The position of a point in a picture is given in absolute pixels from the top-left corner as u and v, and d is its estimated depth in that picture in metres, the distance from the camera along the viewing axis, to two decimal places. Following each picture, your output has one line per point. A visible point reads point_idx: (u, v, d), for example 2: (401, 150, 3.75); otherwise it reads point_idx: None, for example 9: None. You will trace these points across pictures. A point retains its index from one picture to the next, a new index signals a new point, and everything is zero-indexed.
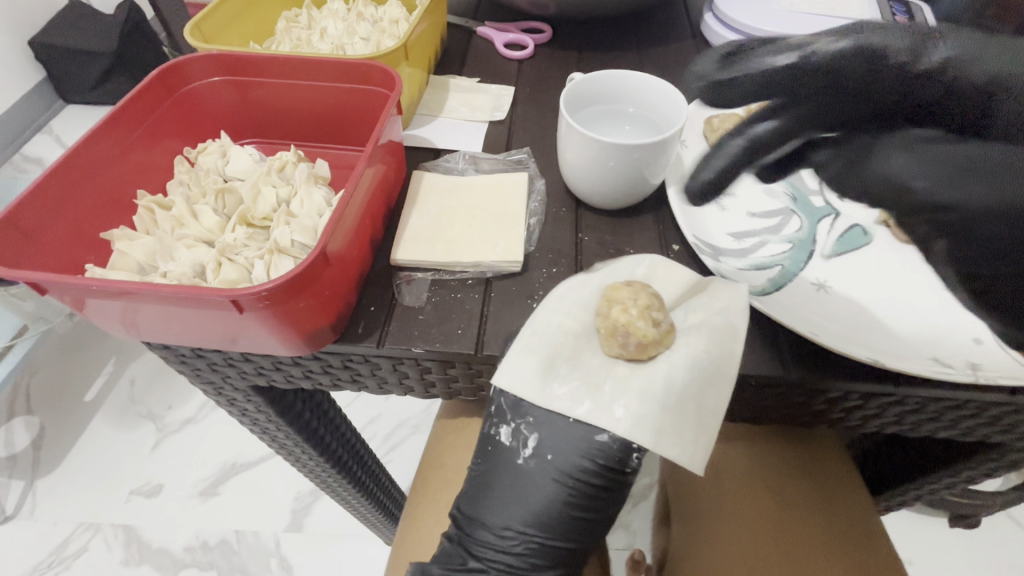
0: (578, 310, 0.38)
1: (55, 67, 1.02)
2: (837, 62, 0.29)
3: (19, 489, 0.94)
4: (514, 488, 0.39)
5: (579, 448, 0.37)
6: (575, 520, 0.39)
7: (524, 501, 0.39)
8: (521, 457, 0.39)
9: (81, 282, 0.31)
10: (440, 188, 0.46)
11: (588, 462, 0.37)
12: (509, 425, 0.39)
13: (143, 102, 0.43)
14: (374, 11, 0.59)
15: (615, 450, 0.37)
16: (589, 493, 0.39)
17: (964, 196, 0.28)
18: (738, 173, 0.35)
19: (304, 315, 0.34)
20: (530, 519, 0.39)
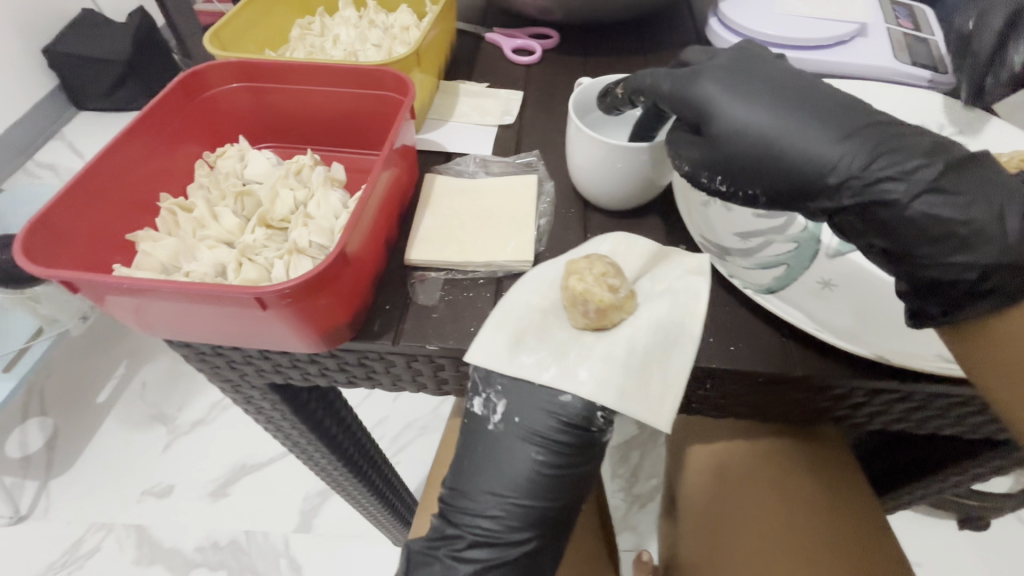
0: (549, 289, 0.40)
1: (70, 75, 1.05)
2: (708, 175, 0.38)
3: (33, 489, 0.95)
4: (489, 456, 0.39)
5: (547, 409, 0.38)
6: (552, 487, 0.39)
7: (496, 468, 0.39)
8: (491, 423, 0.39)
9: (110, 281, 0.32)
10: (452, 190, 0.47)
11: (555, 424, 0.38)
12: (480, 394, 0.39)
13: (166, 107, 0.44)
14: (385, 18, 0.61)
15: (579, 409, 0.38)
16: (560, 456, 0.39)
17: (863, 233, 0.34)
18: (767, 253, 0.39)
19: (323, 313, 0.35)
20: (508, 487, 0.39)
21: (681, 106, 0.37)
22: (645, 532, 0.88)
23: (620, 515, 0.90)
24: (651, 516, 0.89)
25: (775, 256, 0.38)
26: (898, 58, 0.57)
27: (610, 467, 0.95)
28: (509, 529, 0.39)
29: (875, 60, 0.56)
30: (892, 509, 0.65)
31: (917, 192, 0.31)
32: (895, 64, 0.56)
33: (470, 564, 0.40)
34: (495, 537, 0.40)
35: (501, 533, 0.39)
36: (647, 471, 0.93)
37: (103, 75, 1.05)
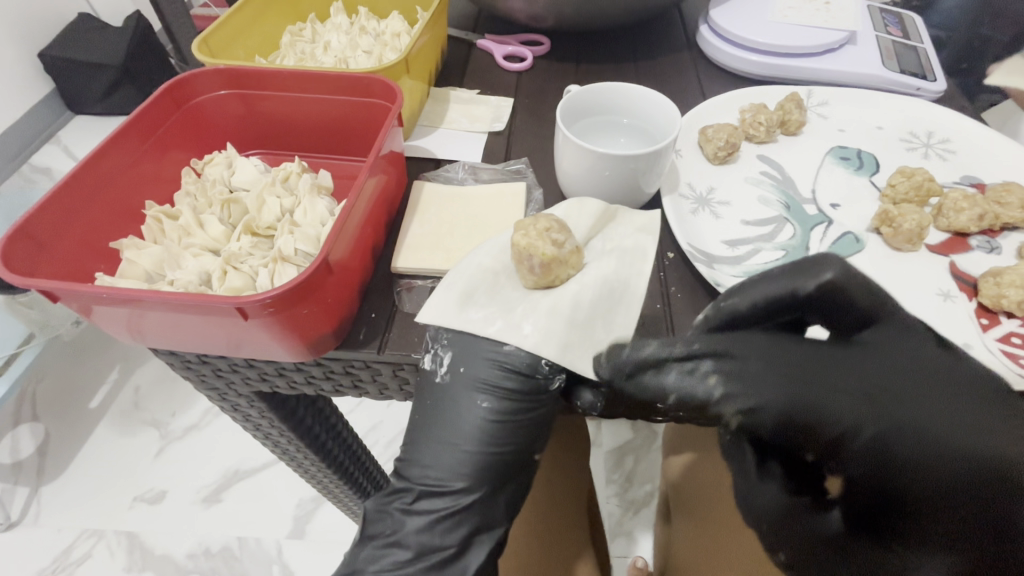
0: (501, 252, 0.40)
1: (63, 79, 1.05)
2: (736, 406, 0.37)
3: (24, 496, 0.95)
4: (435, 408, 0.38)
5: (493, 359, 0.37)
6: (505, 439, 0.38)
7: (442, 421, 0.38)
8: (437, 377, 0.38)
9: (91, 291, 0.32)
10: (440, 198, 0.47)
11: (501, 374, 0.37)
12: (428, 350, 0.38)
13: (152, 115, 0.44)
14: (376, 24, 0.61)
15: (524, 358, 0.37)
16: (510, 408, 0.37)
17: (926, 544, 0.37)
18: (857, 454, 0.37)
19: (307, 322, 0.35)
20: (457, 436, 0.38)
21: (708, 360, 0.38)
22: (639, 538, 0.87)
23: (614, 521, 0.89)
24: (646, 521, 0.88)
25: (763, 264, 0.43)
26: (887, 65, 0.57)
27: (605, 472, 0.94)
28: (459, 478, 0.38)
29: (864, 68, 0.57)
30: None
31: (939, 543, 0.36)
32: (884, 73, 0.56)
33: (419, 515, 0.39)
34: (445, 487, 0.38)
35: (450, 482, 0.38)
36: (642, 477, 0.93)
37: (97, 80, 1.05)
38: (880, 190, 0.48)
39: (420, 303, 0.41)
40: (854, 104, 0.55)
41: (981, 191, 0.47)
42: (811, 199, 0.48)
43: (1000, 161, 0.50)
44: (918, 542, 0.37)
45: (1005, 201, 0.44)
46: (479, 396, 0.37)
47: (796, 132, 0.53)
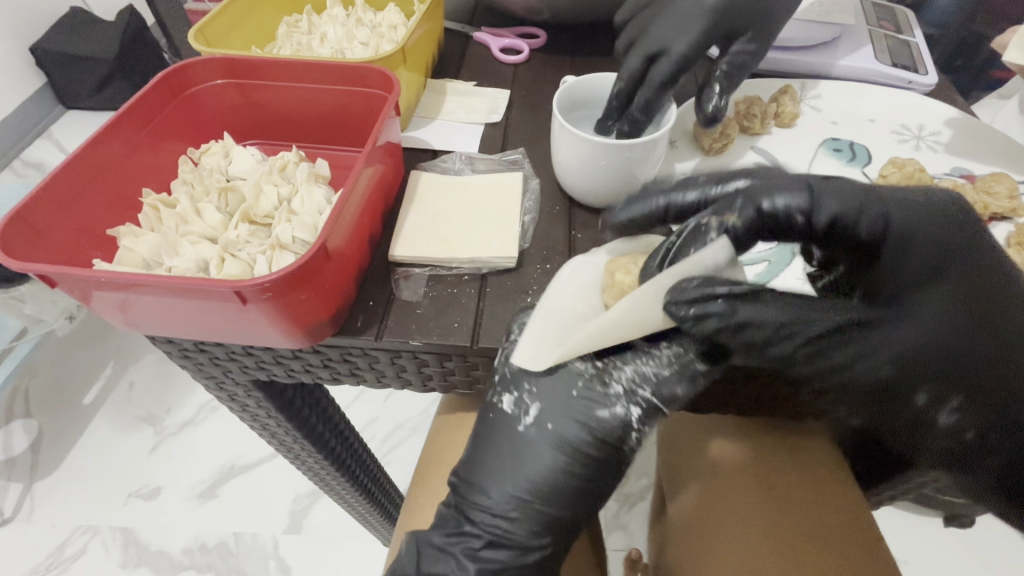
0: (586, 293, 0.39)
1: (55, 73, 1.04)
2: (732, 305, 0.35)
3: (17, 492, 0.94)
4: (516, 459, 0.38)
5: (582, 422, 0.37)
6: (582, 490, 0.39)
7: (520, 469, 0.38)
8: (521, 424, 0.39)
9: (88, 275, 0.32)
10: (437, 187, 0.47)
11: (587, 436, 0.37)
12: (511, 393, 0.39)
13: (150, 103, 0.44)
14: (372, 17, 0.61)
15: (615, 426, 0.37)
16: (588, 467, 0.38)
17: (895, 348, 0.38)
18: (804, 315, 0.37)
19: (305, 307, 0.35)
20: (529, 488, 0.38)
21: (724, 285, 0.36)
22: (634, 531, 0.87)
23: (611, 514, 0.90)
24: (641, 515, 0.89)
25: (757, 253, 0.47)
26: (879, 59, 0.58)
27: None
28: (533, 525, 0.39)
29: (856, 62, 0.57)
30: (876, 504, 0.63)
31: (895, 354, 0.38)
32: (876, 64, 0.57)
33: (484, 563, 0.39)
34: (507, 539, 0.39)
35: (518, 536, 0.39)
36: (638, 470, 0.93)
37: (89, 74, 1.04)
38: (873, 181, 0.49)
39: (418, 292, 0.41)
40: (847, 97, 0.56)
41: (971, 181, 0.48)
42: None
43: (988, 152, 0.51)
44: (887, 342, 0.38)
45: (993, 191, 0.45)
46: (560, 455, 0.38)
47: (790, 124, 0.54)
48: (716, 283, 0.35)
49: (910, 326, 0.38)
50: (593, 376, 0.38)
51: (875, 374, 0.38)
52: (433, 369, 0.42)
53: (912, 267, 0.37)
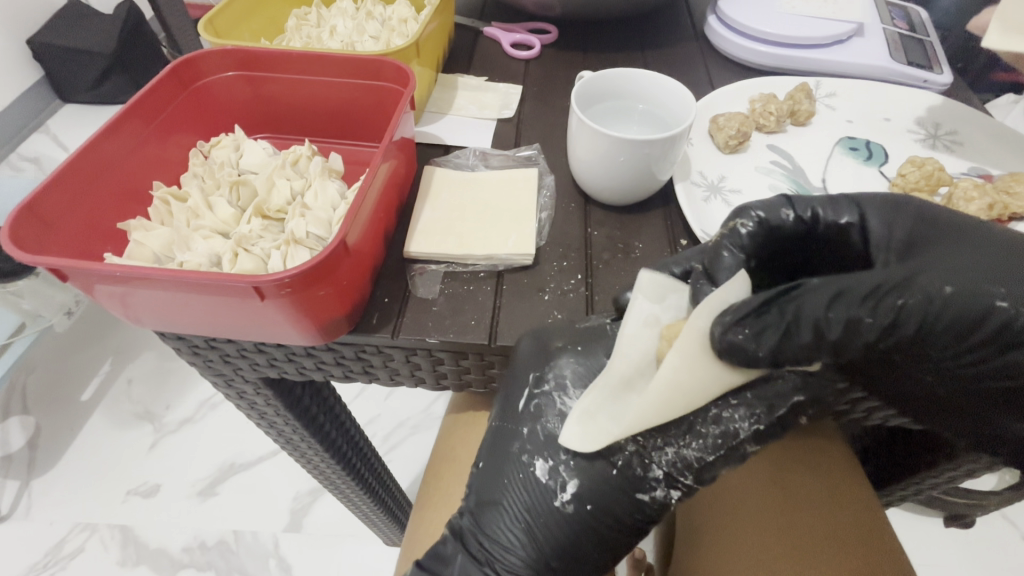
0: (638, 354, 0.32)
1: (53, 65, 1.02)
2: (785, 314, 0.30)
3: (14, 489, 0.93)
4: (547, 531, 0.36)
5: (624, 503, 0.35)
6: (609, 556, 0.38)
7: (550, 535, 0.36)
8: (558, 499, 0.36)
9: (101, 269, 0.31)
10: (451, 183, 0.46)
11: (630, 517, 0.36)
12: (548, 460, 0.36)
13: (159, 95, 0.43)
14: (382, 10, 0.60)
15: (657, 509, 0.36)
16: (622, 538, 0.37)
17: (941, 288, 0.31)
18: (845, 292, 0.30)
19: (322, 304, 0.34)
20: (552, 547, 0.37)
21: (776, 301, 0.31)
22: None
23: None
24: None
25: None
26: (894, 58, 0.58)
27: None
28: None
29: (872, 61, 0.57)
30: (887, 504, 0.62)
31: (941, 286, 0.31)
32: (891, 63, 0.56)
33: None
34: None
35: None
36: None
37: (89, 66, 1.03)
38: (890, 181, 0.49)
39: (434, 290, 0.41)
40: (861, 96, 0.56)
41: (989, 181, 0.48)
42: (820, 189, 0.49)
43: (1003, 152, 0.50)
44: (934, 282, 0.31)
45: (1013, 191, 0.45)
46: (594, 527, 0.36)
47: (805, 122, 0.53)
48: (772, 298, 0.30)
49: (951, 256, 0.33)
50: (634, 454, 0.35)
51: (938, 300, 0.31)
52: (449, 369, 0.42)
53: (896, 240, 0.36)
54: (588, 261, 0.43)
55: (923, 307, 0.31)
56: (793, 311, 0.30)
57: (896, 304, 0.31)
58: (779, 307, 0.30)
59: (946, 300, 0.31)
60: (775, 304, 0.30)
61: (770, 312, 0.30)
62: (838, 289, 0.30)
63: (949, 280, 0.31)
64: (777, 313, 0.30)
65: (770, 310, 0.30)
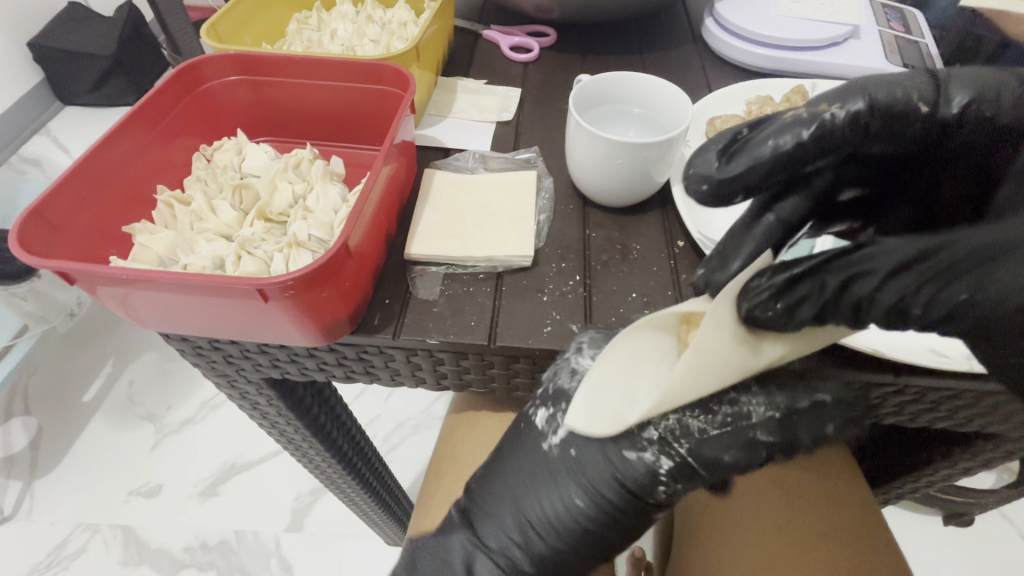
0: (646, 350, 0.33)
1: (54, 69, 1.03)
2: (829, 283, 0.28)
3: (17, 489, 0.94)
4: (532, 481, 0.37)
5: (609, 466, 0.35)
6: (599, 542, 0.37)
7: (533, 489, 0.37)
8: (548, 443, 0.37)
9: (108, 272, 0.32)
10: (451, 186, 0.47)
11: (613, 487, 0.35)
12: (547, 408, 0.38)
13: (163, 99, 0.44)
14: (382, 14, 0.61)
15: (642, 479, 0.34)
16: (604, 513, 0.36)
17: (1016, 283, 0.27)
18: (893, 274, 0.28)
19: (324, 305, 0.35)
20: (532, 511, 0.37)
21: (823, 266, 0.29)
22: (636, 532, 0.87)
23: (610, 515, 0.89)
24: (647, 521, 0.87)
25: None
26: (889, 59, 0.58)
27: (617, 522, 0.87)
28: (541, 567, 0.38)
29: (866, 62, 0.57)
30: (882, 502, 0.63)
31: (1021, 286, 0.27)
32: (887, 66, 0.57)
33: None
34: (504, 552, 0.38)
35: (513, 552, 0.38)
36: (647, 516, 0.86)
37: (89, 70, 1.03)
38: None
39: (434, 292, 0.41)
40: None
41: None
42: None
43: None
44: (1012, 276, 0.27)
45: None
46: (575, 492, 0.36)
47: None
48: (813, 266, 0.28)
49: None
50: None
51: (1015, 301, 0.27)
52: (450, 368, 0.42)
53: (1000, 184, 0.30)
54: (587, 262, 0.43)
55: (980, 304, 0.28)
56: (839, 283, 0.28)
57: (957, 297, 0.28)
58: (827, 275, 0.28)
59: (1021, 300, 0.27)
60: (823, 270, 0.28)
61: (817, 283, 0.28)
62: (886, 263, 0.28)
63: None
64: (821, 283, 0.28)
65: (818, 279, 0.28)
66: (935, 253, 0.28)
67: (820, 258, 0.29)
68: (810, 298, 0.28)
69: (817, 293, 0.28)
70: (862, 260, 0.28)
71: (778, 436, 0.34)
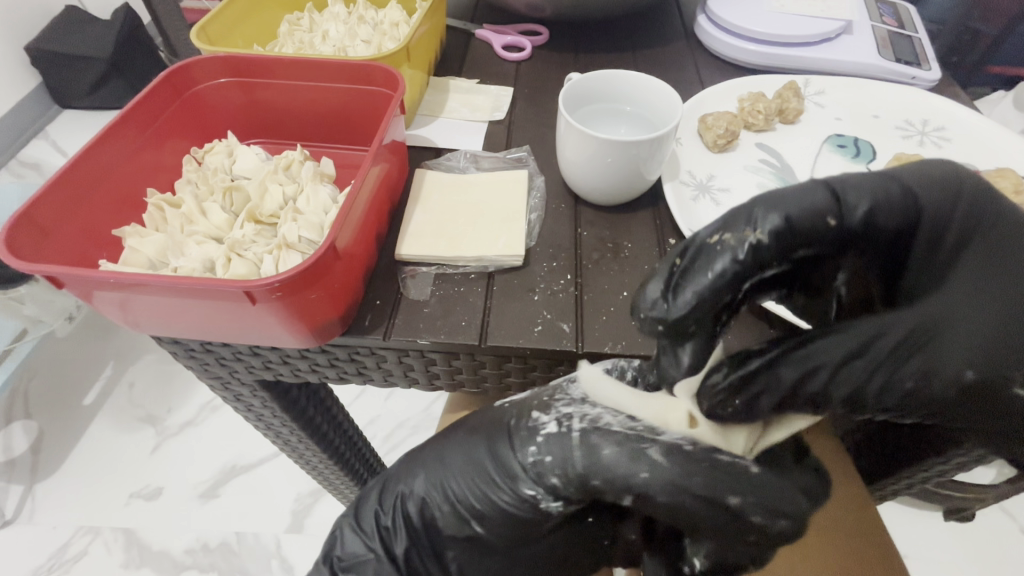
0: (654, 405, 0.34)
1: (52, 72, 1.03)
2: (783, 377, 0.29)
3: (18, 493, 0.94)
4: (456, 434, 0.42)
5: (510, 429, 0.39)
6: (465, 502, 0.39)
7: (454, 440, 0.42)
8: (499, 400, 0.42)
9: (95, 275, 0.31)
10: (443, 185, 0.47)
11: (506, 445, 0.38)
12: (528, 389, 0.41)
13: (153, 102, 0.44)
14: (374, 14, 0.61)
15: (527, 439, 0.37)
16: (486, 471, 0.38)
17: (952, 356, 0.28)
18: (846, 370, 0.29)
19: (313, 307, 0.35)
20: (443, 456, 0.42)
21: (775, 362, 0.29)
22: None
23: None
24: None
25: None
26: (883, 54, 0.58)
27: None
28: (415, 512, 0.41)
29: (860, 57, 0.57)
30: (880, 499, 0.62)
31: (961, 363, 0.28)
32: (879, 61, 0.57)
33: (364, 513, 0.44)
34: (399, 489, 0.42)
35: (405, 492, 0.42)
36: None
37: (86, 72, 1.03)
38: None
39: (425, 291, 0.41)
40: (849, 93, 0.56)
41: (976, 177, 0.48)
42: None
43: (990, 147, 0.51)
44: (945, 352, 0.28)
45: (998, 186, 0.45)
46: (478, 443, 0.40)
47: (794, 120, 0.54)
48: (768, 362, 0.29)
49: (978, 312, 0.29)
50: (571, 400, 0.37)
51: (957, 380, 0.28)
52: (438, 369, 0.42)
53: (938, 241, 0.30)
54: (578, 261, 0.43)
55: (921, 380, 0.28)
56: (788, 379, 0.29)
57: (905, 382, 0.28)
58: (776, 373, 0.29)
59: (959, 374, 0.28)
60: (774, 365, 0.29)
61: (775, 381, 0.29)
62: (836, 353, 0.28)
63: (965, 349, 0.28)
64: (774, 379, 0.29)
65: (769, 379, 0.29)
66: (885, 342, 0.28)
67: (769, 354, 0.29)
68: (768, 395, 0.29)
69: (769, 388, 0.29)
70: (814, 350, 0.29)
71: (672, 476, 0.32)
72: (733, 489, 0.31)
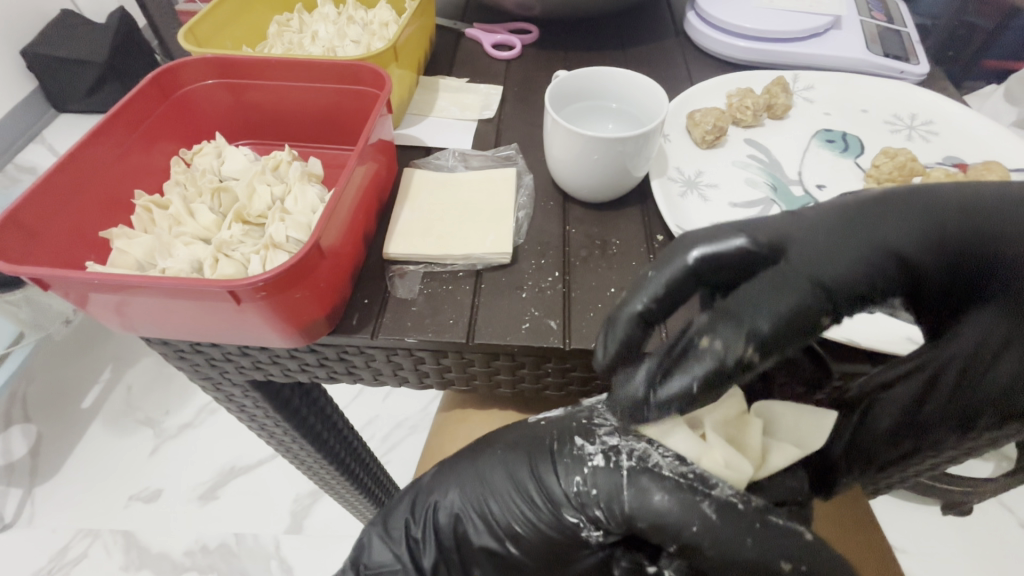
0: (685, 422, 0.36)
1: (47, 76, 1.03)
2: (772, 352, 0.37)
3: (17, 497, 0.94)
4: (487, 456, 0.42)
5: (554, 458, 0.38)
6: (504, 524, 0.40)
7: (486, 462, 0.42)
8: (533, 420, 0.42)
9: (82, 277, 0.32)
10: (431, 184, 0.47)
11: (551, 474, 0.38)
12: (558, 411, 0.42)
13: (140, 104, 0.44)
14: (363, 14, 0.61)
15: (577, 469, 0.37)
16: (532, 498, 0.39)
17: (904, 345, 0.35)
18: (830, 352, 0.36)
19: (299, 306, 0.35)
20: (475, 476, 0.42)
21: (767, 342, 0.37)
22: None
23: None
24: None
25: None
26: (871, 49, 0.58)
27: None
28: (447, 526, 0.42)
29: (848, 53, 0.57)
30: None
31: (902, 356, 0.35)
32: (866, 56, 0.57)
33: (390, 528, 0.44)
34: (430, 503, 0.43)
35: (436, 510, 0.42)
36: None
37: (81, 76, 1.03)
38: (865, 172, 0.49)
39: (412, 289, 0.41)
40: (837, 88, 0.56)
41: (963, 171, 0.48)
42: (797, 179, 0.49)
43: (977, 140, 0.51)
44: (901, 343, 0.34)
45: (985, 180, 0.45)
46: (517, 469, 0.40)
47: (782, 116, 0.54)
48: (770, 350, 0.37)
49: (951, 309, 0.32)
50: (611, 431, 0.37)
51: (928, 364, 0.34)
52: (429, 368, 0.42)
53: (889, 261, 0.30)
54: (566, 259, 0.43)
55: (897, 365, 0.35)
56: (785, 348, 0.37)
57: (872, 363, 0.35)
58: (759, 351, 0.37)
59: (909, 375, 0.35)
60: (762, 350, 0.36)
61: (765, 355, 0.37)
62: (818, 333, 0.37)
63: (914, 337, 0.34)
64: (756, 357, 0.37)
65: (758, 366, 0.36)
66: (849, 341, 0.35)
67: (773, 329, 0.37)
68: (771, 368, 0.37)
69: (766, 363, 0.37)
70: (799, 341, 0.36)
71: (721, 519, 0.32)
72: (782, 554, 0.32)
